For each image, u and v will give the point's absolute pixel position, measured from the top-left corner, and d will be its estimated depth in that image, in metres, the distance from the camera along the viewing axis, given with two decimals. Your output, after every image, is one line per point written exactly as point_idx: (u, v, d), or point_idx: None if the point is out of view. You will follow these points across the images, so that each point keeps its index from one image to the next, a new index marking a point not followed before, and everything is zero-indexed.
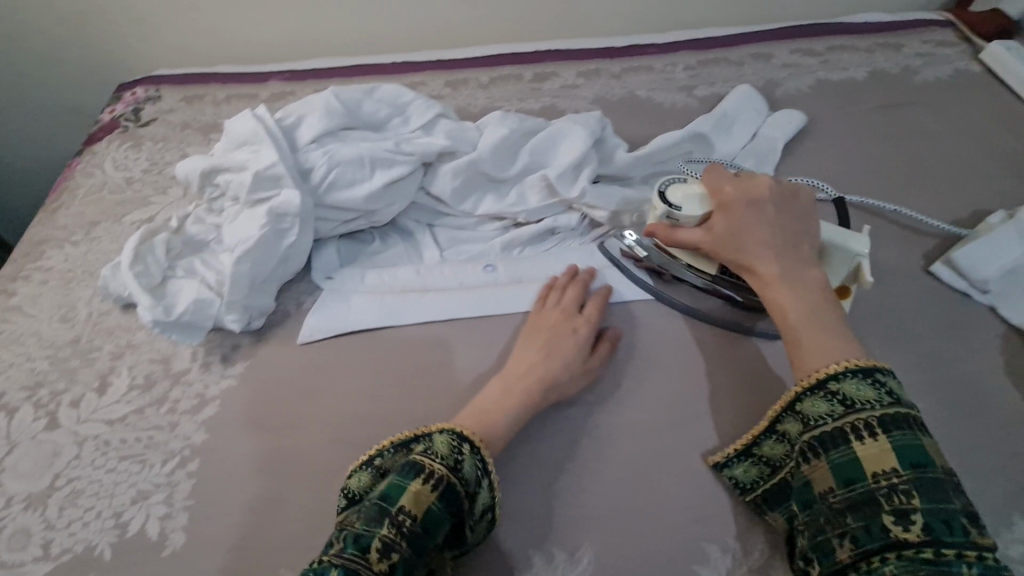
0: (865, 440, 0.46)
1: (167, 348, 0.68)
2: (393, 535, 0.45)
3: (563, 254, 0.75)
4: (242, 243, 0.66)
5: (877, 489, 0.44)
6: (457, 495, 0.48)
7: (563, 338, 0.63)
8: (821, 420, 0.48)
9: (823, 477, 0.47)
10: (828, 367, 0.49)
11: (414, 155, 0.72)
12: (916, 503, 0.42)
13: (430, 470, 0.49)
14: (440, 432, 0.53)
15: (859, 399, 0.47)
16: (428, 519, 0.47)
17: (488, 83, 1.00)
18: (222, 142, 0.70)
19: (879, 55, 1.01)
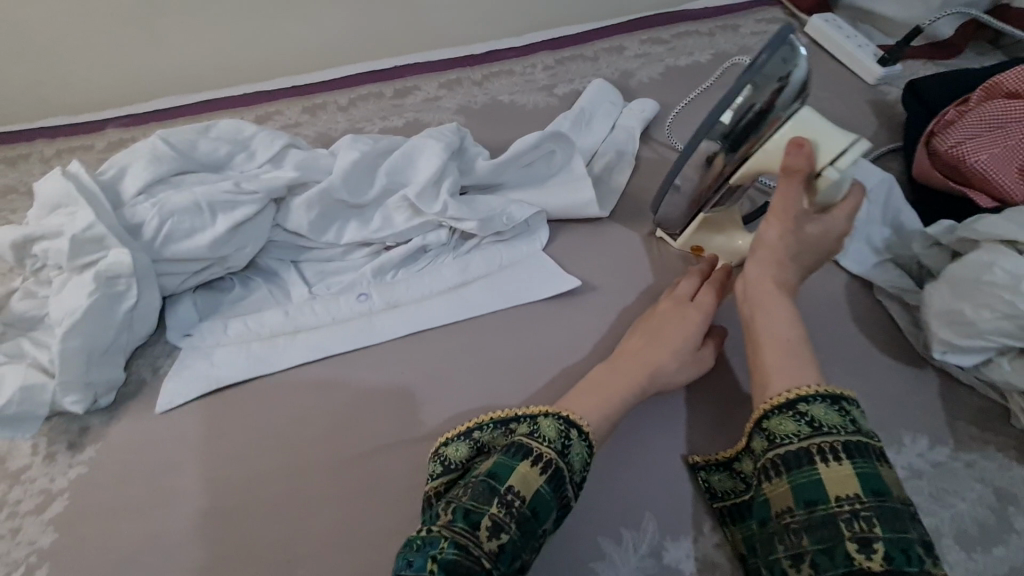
0: (831, 463, 0.47)
1: (2, 446, 0.61)
2: (496, 517, 0.46)
3: (436, 271, 0.74)
4: (69, 316, 0.59)
5: (837, 513, 0.45)
6: (561, 477, 0.49)
7: (681, 328, 0.63)
8: (785, 440, 0.50)
9: (784, 499, 0.48)
10: (779, 395, 0.52)
11: (259, 192, 0.68)
12: (878, 530, 0.44)
13: (543, 455, 0.50)
14: (545, 415, 0.53)
15: (828, 423, 0.49)
16: (535, 499, 0.47)
17: (348, 103, 0.97)
18: (33, 207, 0.63)
19: (719, 38, 1.07)
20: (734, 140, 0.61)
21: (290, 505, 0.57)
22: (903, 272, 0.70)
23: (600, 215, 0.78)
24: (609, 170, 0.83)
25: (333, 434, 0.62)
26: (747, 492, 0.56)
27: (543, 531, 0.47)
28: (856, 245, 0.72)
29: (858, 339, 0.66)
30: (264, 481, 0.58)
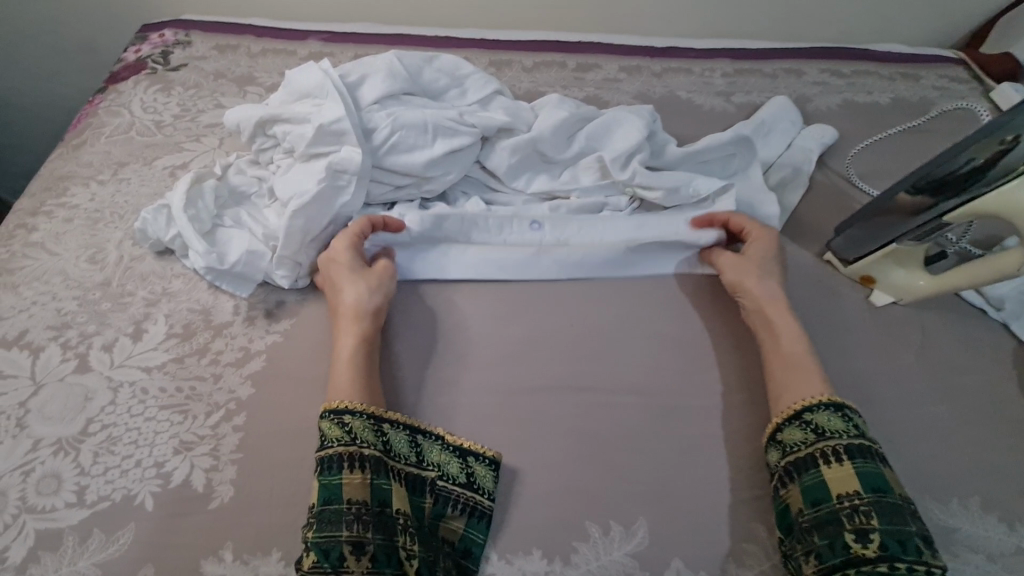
0: (833, 464, 0.53)
1: (208, 299, 0.65)
2: (310, 541, 0.48)
3: (611, 224, 0.73)
4: (298, 198, 0.64)
5: (841, 510, 0.51)
6: (814, 459, 0.54)
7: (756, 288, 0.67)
8: (795, 448, 0.55)
9: (793, 501, 0.53)
10: (806, 399, 0.57)
11: (476, 128, 0.72)
12: (875, 523, 0.49)
13: (337, 456, 0.51)
14: (820, 406, 0.56)
15: (829, 429, 0.55)
16: (821, 491, 0.52)
17: (531, 67, 1.01)
18: (281, 93, 0.70)
19: (900, 84, 1.06)
20: (958, 182, 0.62)
21: (459, 417, 0.60)
22: None
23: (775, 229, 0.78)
24: (783, 187, 0.84)
25: (506, 362, 0.64)
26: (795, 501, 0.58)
27: (349, 505, 0.50)
28: None
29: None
30: (440, 389, 0.61)
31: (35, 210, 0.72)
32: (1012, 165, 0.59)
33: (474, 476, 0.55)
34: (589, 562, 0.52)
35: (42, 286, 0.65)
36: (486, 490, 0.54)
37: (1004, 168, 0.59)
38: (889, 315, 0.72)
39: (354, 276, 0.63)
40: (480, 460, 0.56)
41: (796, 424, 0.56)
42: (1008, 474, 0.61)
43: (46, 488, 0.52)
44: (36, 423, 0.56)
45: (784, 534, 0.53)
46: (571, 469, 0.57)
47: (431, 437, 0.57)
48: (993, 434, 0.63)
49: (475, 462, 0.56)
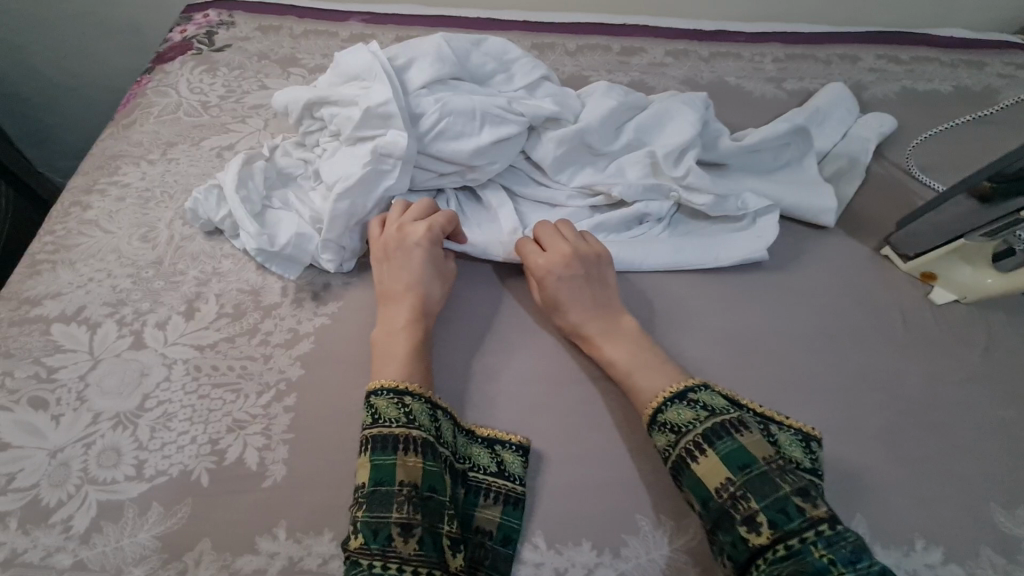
0: (699, 458, 0.50)
1: (256, 280, 0.66)
2: (359, 521, 0.47)
3: (651, 243, 0.72)
4: (343, 180, 0.64)
5: (723, 504, 0.48)
6: (681, 461, 0.51)
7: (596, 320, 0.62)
8: (666, 451, 0.52)
9: (689, 503, 0.50)
10: (654, 400, 0.55)
11: (523, 117, 0.70)
12: (754, 505, 0.46)
13: (391, 437, 0.50)
14: (665, 403, 0.54)
15: (682, 423, 0.52)
16: (700, 489, 0.49)
17: (575, 50, 0.98)
18: (328, 75, 0.69)
19: (962, 71, 1.01)
20: None
21: (508, 405, 0.59)
22: None
23: (829, 225, 0.76)
24: (838, 178, 0.81)
25: (553, 351, 0.64)
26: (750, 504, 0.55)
27: (399, 485, 0.48)
28: None
29: None
30: (487, 377, 0.61)
31: (88, 188, 0.73)
32: None
33: (504, 465, 0.54)
34: (639, 555, 0.51)
35: (98, 263, 0.66)
36: (516, 477, 0.54)
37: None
38: (952, 313, 0.69)
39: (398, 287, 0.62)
40: (509, 448, 0.55)
41: (656, 427, 0.53)
42: None
43: (106, 460, 0.53)
44: (95, 397, 0.57)
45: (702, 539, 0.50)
46: (620, 462, 0.56)
47: (461, 430, 0.56)
48: None
49: (502, 449, 0.55)
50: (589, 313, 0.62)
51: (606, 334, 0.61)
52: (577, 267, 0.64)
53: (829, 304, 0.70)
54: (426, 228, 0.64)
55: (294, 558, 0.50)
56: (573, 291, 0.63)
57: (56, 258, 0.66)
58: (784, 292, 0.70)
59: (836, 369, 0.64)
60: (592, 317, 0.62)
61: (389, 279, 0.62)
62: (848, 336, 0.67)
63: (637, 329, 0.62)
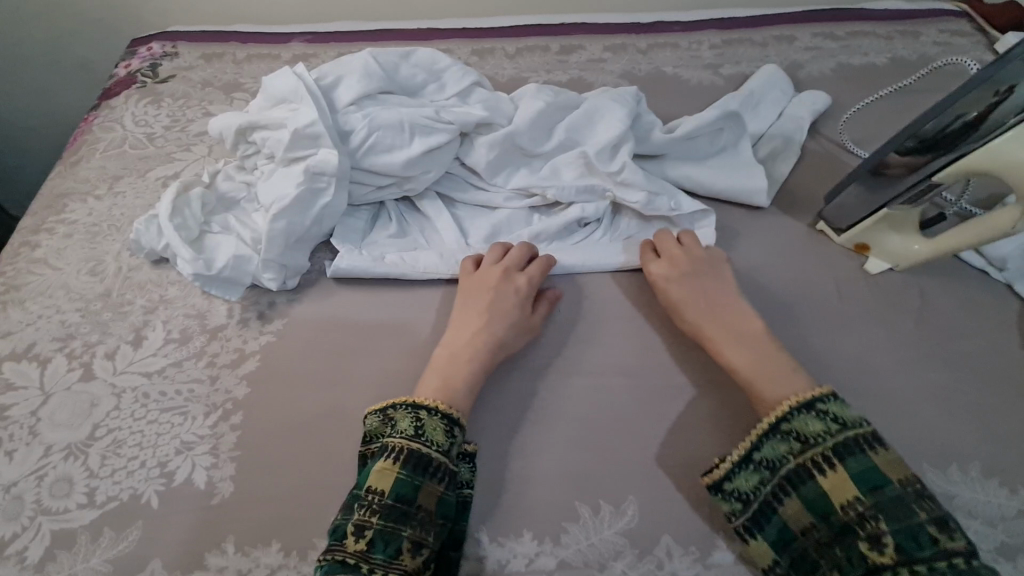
0: (827, 472, 0.49)
1: (202, 304, 0.67)
2: (372, 528, 0.48)
3: (589, 247, 0.73)
4: (278, 202, 0.65)
5: (849, 520, 0.47)
6: (808, 472, 0.50)
7: (738, 319, 0.62)
8: (783, 460, 0.51)
9: (798, 516, 0.50)
10: (780, 406, 0.54)
11: (453, 124, 0.72)
12: (885, 526, 0.46)
13: (427, 457, 0.52)
14: (795, 412, 0.53)
15: (811, 433, 0.51)
16: (824, 505, 0.49)
17: (514, 53, 1.00)
18: (259, 99, 0.70)
19: (898, 43, 1.03)
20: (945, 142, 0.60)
21: None
22: None
23: (764, 205, 0.77)
24: (773, 157, 0.83)
25: None
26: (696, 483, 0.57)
27: (418, 508, 0.50)
28: None
29: None
30: None
31: (36, 227, 0.75)
32: (1000, 119, 0.57)
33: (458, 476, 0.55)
34: (579, 542, 0.53)
35: (47, 300, 0.68)
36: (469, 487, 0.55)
37: (992, 123, 0.58)
38: (885, 282, 0.71)
39: (480, 304, 0.64)
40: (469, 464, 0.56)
41: (777, 436, 0.53)
42: (1009, 436, 0.59)
43: (58, 491, 0.55)
44: (47, 430, 0.58)
45: (795, 552, 0.50)
46: (560, 452, 0.58)
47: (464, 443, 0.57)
48: (994, 396, 0.62)
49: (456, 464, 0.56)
50: (705, 319, 0.62)
51: (727, 340, 0.60)
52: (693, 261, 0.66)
53: (766, 282, 0.71)
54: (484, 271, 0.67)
55: (243, 571, 0.51)
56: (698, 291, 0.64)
57: (7, 299, 0.68)
58: None
59: None
60: (711, 323, 0.62)
61: (473, 309, 0.64)
62: (784, 312, 0.68)
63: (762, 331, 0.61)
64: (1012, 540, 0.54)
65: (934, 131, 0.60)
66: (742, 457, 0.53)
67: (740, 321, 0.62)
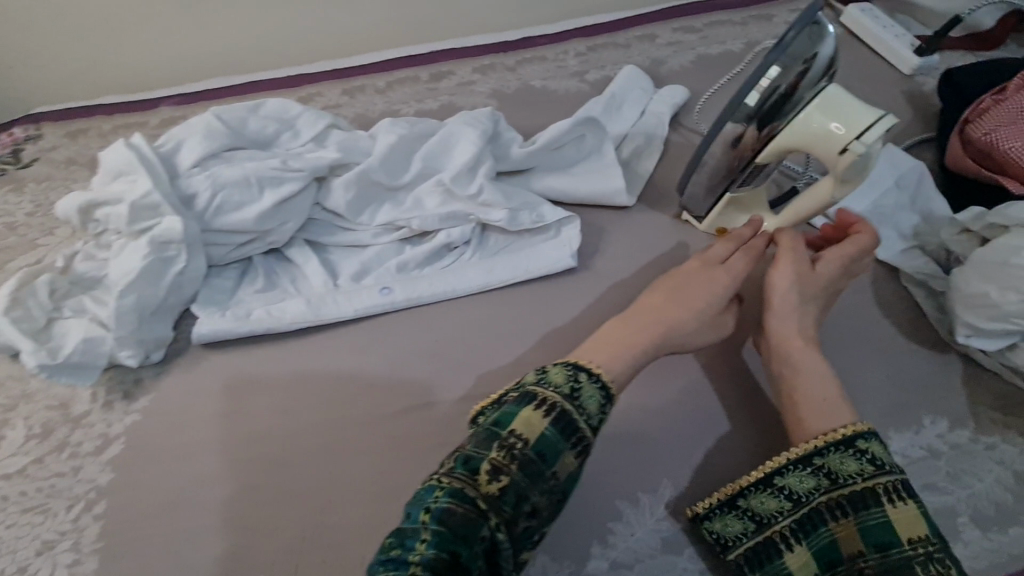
0: (896, 503, 0.47)
1: (65, 392, 0.65)
2: (506, 475, 0.44)
3: (461, 271, 0.73)
4: (124, 277, 0.64)
5: (911, 556, 0.44)
6: (878, 496, 0.47)
7: (811, 359, 0.57)
8: (850, 479, 0.49)
9: (851, 539, 0.47)
10: (849, 426, 0.50)
11: (304, 170, 0.72)
12: (953, 572, 0.43)
13: (573, 421, 0.47)
14: (871, 437, 0.50)
15: (886, 461, 0.49)
16: (886, 536, 0.46)
17: (385, 87, 1.01)
18: (98, 175, 0.68)
19: (753, 27, 1.07)
20: (764, 118, 0.61)
21: (325, 457, 0.60)
22: (931, 259, 0.70)
23: (628, 203, 0.79)
24: (637, 156, 0.85)
25: (367, 394, 0.65)
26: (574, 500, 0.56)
27: (551, 473, 0.46)
28: (885, 230, 0.72)
29: (886, 322, 0.67)
30: (302, 434, 0.62)
31: None
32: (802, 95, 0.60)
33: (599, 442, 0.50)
34: None
35: None
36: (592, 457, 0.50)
37: (799, 97, 0.60)
38: None
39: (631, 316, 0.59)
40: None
41: (850, 453, 0.49)
42: (868, 395, 0.61)
43: None
44: None
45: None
46: None
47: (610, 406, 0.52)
48: (853, 356, 0.64)
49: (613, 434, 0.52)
50: (789, 328, 0.59)
51: (801, 355, 0.57)
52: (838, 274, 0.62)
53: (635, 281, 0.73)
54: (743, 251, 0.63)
55: None
56: (790, 287, 0.60)
57: None
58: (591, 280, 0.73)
59: None
60: (791, 333, 0.58)
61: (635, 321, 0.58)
62: None
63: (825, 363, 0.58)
64: None
65: (759, 105, 0.60)
66: (779, 467, 0.51)
67: (808, 346, 0.58)
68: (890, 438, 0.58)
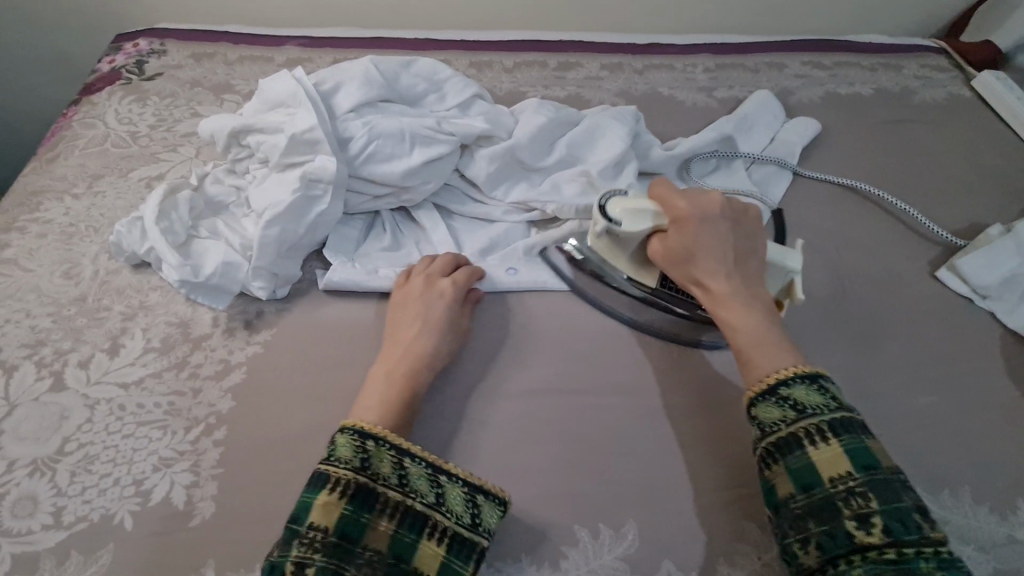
0: (818, 445, 0.46)
1: (186, 311, 0.65)
2: (315, 568, 0.43)
3: None
4: (271, 208, 0.63)
5: (832, 494, 0.44)
6: (812, 437, 0.46)
7: (750, 309, 0.54)
8: (774, 427, 0.48)
9: (780, 484, 0.47)
10: (777, 372, 0.49)
11: (455, 136, 0.71)
12: (873, 505, 0.43)
13: (374, 490, 0.47)
14: (796, 379, 0.49)
15: (809, 404, 0.48)
16: (812, 478, 0.45)
17: (512, 67, 1.00)
18: (254, 102, 0.70)
19: (882, 75, 1.06)
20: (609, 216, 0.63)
21: (445, 423, 0.59)
22: None
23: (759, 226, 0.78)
24: (767, 181, 0.84)
25: (489, 367, 0.63)
26: (702, 513, 0.55)
27: (363, 548, 0.45)
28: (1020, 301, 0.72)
29: (1014, 394, 0.66)
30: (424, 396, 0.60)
31: (7, 225, 0.71)
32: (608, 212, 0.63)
33: (445, 497, 0.49)
34: (579, 567, 0.52)
35: (16, 304, 0.64)
36: (454, 514, 0.49)
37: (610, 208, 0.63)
38: (875, 306, 0.72)
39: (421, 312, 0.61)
40: (491, 500, 0.51)
41: (771, 399, 0.49)
42: (996, 462, 0.61)
43: (21, 510, 0.51)
44: (10, 444, 0.54)
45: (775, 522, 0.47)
46: (557, 474, 0.56)
47: (419, 460, 0.50)
48: (981, 421, 0.63)
49: (448, 481, 0.50)
50: (723, 272, 0.56)
51: (727, 299, 0.55)
52: (725, 220, 0.58)
53: None
54: (452, 283, 0.64)
55: None
56: (701, 236, 0.57)
57: None
58: None
59: None
60: (725, 278, 0.56)
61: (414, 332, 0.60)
62: None
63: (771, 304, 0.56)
64: (1005, 566, 0.54)
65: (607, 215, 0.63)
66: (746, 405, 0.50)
67: (752, 289, 0.56)
68: (1019, 509, 0.57)
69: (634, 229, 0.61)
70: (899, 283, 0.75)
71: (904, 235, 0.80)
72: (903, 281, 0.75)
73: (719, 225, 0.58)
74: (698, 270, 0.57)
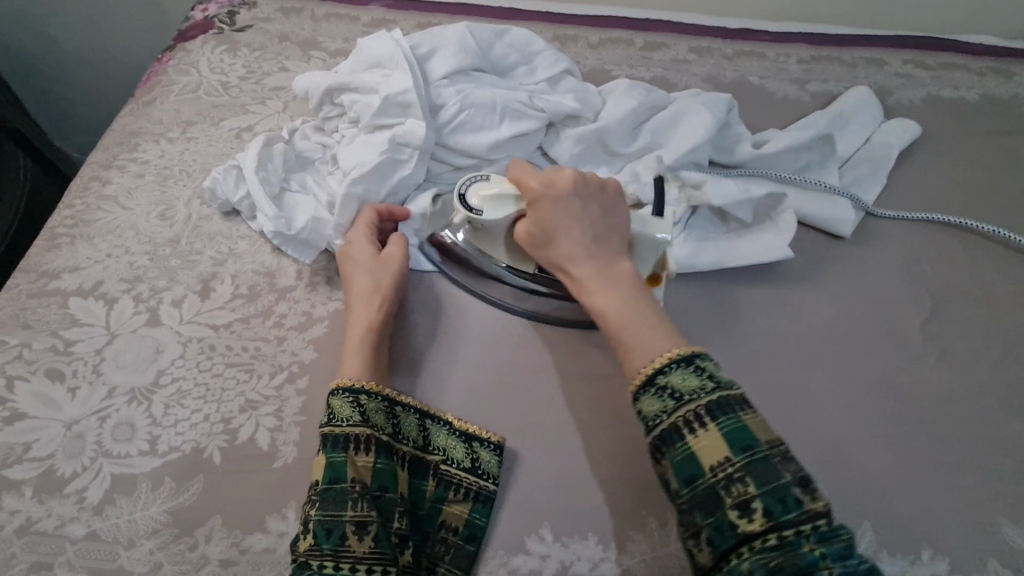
0: (698, 432, 0.44)
1: (271, 262, 0.66)
2: (313, 521, 0.47)
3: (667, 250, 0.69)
4: (359, 167, 0.64)
5: (715, 483, 0.43)
6: (687, 427, 0.45)
7: (622, 284, 0.53)
8: (657, 419, 0.46)
9: (667, 477, 0.45)
10: (651, 364, 0.47)
11: (544, 113, 0.71)
12: (752, 490, 0.42)
13: (341, 433, 0.50)
14: (672, 364, 0.47)
15: (686, 390, 0.46)
16: (689, 473, 0.44)
17: (597, 43, 0.97)
18: (352, 62, 0.70)
19: (990, 79, 0.98)
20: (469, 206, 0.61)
21: (518, 397, 0.59)
22: None
23: (847, 234, 0.75)
24: (858, 184, 0.80)
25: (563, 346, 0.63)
26: None
27: (352, 483, 0.48)
28: None
29: None
30: (497, 369, 0.61)
31: (107, 163, 0.73)
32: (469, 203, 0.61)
33: (400, 425, 0.54)
34: (644, 551, 0.52)
35: (115, 239, 0.66)
36: (411, 439, 0.54)
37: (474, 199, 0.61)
38: (967, 324, 0.69)
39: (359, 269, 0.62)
40: (439, 422, 0.56)
41: (652, 390, 0.46)
42: None
43: (120, 434, 0.54)
44: (111, 370, 0.58)
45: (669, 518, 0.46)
46: (628, 460, 0.56)
47: (374, 395, 0.53)
48: None
49: (402, 411, 0.55)
50: (581, 251, 0.54)
51: (598, 279, 0.53)
52: (580, 196, 0.57)
53: (848, 312, 0.69)
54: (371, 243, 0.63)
55: None
56: (558, 216, 0.55)
57: (74, 232, 0.67)
58: (805, 299, 0.70)
59: (848, 378, 0.64)
60: (586, 257, 0.54)
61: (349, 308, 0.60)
62: (862, 349, 0.66)
63: (635, 274, 0.54)
64: None
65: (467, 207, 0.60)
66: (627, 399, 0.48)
67: (618, 262, 0.55)
68: None
69: (496, 215, 0.59)
70: (995, 303, 0.71)
71: (1003, 252, 0.76)
72: (1000, 301, 0.71)
73: (575, 202, 0.56)
74: (560, 254, 0.55)
